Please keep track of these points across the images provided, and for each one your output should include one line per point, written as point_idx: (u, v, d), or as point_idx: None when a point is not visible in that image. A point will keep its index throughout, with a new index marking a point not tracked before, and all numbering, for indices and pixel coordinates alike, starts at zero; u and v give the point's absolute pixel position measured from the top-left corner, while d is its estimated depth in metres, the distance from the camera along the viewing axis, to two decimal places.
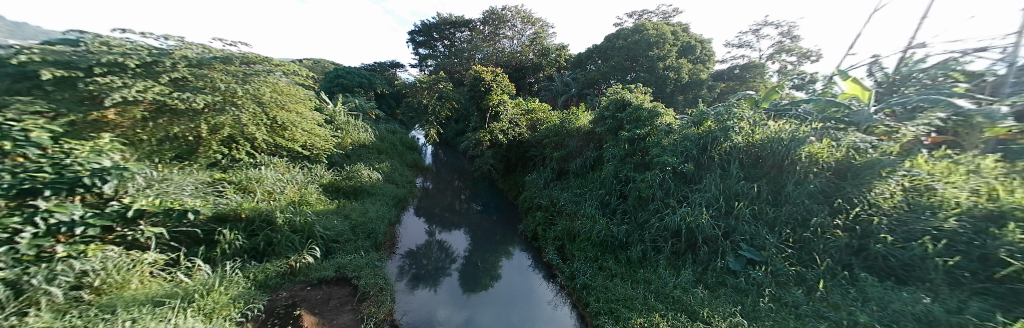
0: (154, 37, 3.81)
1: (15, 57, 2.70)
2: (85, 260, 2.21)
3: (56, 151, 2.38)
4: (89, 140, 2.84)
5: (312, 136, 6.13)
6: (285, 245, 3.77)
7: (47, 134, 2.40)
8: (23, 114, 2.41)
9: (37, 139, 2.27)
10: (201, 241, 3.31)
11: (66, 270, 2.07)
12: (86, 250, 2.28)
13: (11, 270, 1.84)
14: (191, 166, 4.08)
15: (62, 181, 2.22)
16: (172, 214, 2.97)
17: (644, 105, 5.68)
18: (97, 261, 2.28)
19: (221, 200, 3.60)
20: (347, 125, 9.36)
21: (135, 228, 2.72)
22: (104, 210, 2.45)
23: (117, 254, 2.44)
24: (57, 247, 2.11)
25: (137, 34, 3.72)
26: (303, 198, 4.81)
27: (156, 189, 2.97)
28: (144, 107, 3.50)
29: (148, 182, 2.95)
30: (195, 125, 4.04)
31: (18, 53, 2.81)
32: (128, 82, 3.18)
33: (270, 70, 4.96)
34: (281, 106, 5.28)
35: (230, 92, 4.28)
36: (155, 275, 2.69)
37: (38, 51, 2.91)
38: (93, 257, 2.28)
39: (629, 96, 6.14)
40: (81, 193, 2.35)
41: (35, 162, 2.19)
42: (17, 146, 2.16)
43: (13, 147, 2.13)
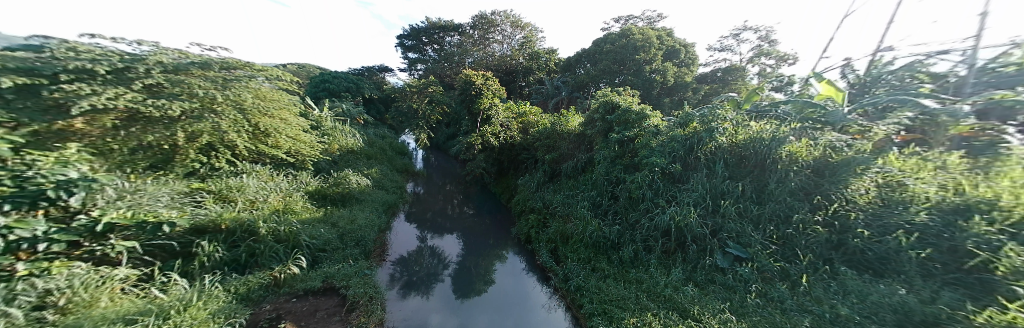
0: (127, 42, 3.65)
1: None
2: (48, 279, 2.08)
3: (17, 163, 2.24)
4: (54, 150, 2.70)
5: (297, 142, 5.96)
6: (269, 256, 3.64)
7: (7, 145, 2.25)
8: None
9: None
10: (177, 253, 3.16)
11: (28, 289, 1.94)
12: (50, 267, 2.15)
13: None
14: (167, 176, 3.91)
15: (23, 195, 2.09)
16: (146, 227, 2.85)
17: (632, 107, 5.78)
18: (62, 280, 2.14)
19: (200, 210, 3.45)
20: (334, 131, 9.17)
21: (105, 242, 2.58)
22: (70, 225, 2.34)
23: (84, 271, 2.31)
24: (17, 265, 1.98)
25: (108, 39, 3.57)
26: (288, 207, 4.67)
27: (130, 200, 2.84)
28: (116, 115, 3.35)
29: (121, 193, 2.82)
30: (172, 133, 3.89)
31: None
32: (99, 89, 3.05)
33: (252, 75, 4.83)
34: (264, 112, 5.16)
35: (209, 98, 4.16)
36: (126, 292, 2.55)
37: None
38: (57, 275, 2.15)
39: (617, 98, 6.26)
40: (44, 207, 2.23)
41: None
42: None
43: None
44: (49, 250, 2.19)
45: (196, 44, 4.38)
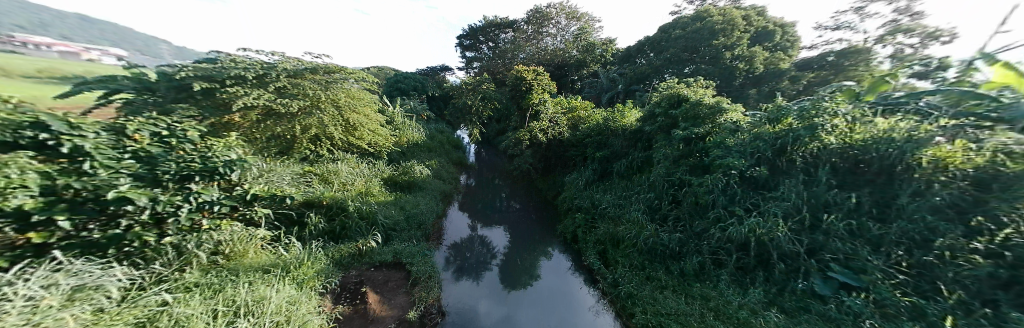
0: (265, 53, 4.63)
1: (177, 74, 3.60)
2: (219, 232, 2.85)
3: (202, 146, 3.06)
4: (222, 137, 3.61)
5: (376, 135, 6.76)
6: (355, 230, 4.28)
7: (196, 133, 3.10)
8: (181, 117, 3.34)
9: (190, 137, 2.97)
10: (294, 221, 3.95)
11: (206, 239, 2.74)
12: (221, 223, 2.93)
13: (176, 237, 2.58)
14: (289, 159, 4.86)
15: (204, 169, 2.85)
16: (276, 199, 3.60)
17: (706, 100, 5.18)
18: (228, 235, 2.93)
19: (308, 190, 4.26)
20: (404, 125, 10.23)
21: (251, 208, 3.35)
22: (232, 193, 3.12)
23: (239, 228, 3.06)
24: (202, 221, 2.81)
25: (254, 51, 4.58)
26: (368, 190, 5.35)
27: (265, 177, 3.65)
28: (256, 111, 4.34)
29: (260, 171, 3.65)
30: (292, 126, 4.82)
31: (180, 70, 3.76)
32: (249, 92, 3.96)
33: (346, 77, 5.60)
34: (353, 109, 5.97)
35: (316, 97, 5.02)
36: (264, 247, 3.30)
37: (192, 69, 3.81)
38: (224, 230, 2.90)
39: (685, 90, 5.71)
40: (218, 179, 3.01)
41: (190, 155, 2.86)
42: (180, 142, 2.90)
43: (177, 143, 2.86)
44: (221, 213, 3.01)
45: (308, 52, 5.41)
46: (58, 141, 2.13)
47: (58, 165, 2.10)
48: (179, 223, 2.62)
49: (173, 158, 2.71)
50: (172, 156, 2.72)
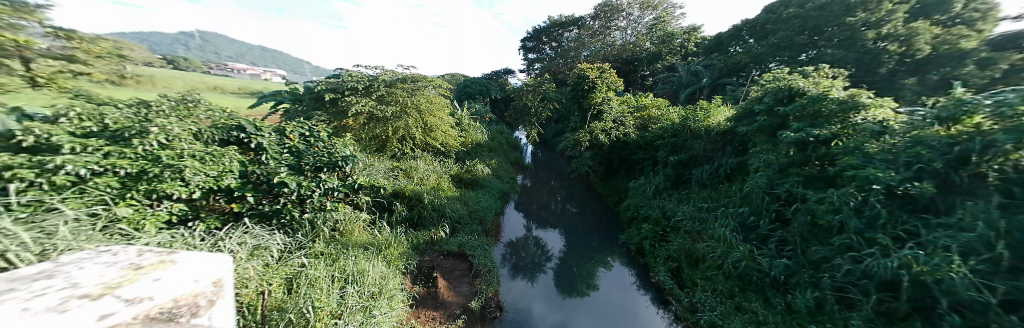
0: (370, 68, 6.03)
1: (315, 86, 5.56)
2: (338, 212, 3.70)
3: (327, 144, 4.05)
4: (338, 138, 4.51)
5: (447, 136, 7.44)
6: (429, 220, 4.80)
7: (324, 134, 4.13)
8: (314, 124, 4.38)
9: (320, 138, 4.05)
10: (386, 209, 4.63)
11: (328, 217, 3.59)
12: (338, 205, 3.76)
13: (311, 213, 3.49)
14: (384, 156, 5.97)
15: (327, 162, 3.74)
16: (375, 190, 4.31)
17: (832, 93, 3.80)
18: (339, 216, 3.69)
19: (396, 182, 5.02)
20: (470, 127, 10.96)
21: (357, 195, 4.13)
22: (346, 182, 3.94)
23: (349, 211, 3.82)
24: (326, 203, 3.66)
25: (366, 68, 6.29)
26: (439, 185, 5.88)
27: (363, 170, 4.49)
28: (363, 116, 5.76)
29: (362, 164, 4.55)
30: (387, 128, 5.97)
31: (318, 84, 5.70)
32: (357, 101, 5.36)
33: (427, 85, 6.43)
34: (430, 113, 6.66)
35: (405, 103, 6.04)
36: (366, 228, 3.99)
37: (326, 83, 5.69)
38: (339, 211, 3.71)
39: (805, 79, 4.36)
40: (335, 171, 3.87)
41: (323, 151, 3.83)
42: (315, 142, 3.94)
43: (315, 143, 3.93)
44: (338, 197, 3.84)
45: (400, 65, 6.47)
46: (251, 138, 3.50)
47: (248, 157, 3.37)
48: (313, 204, 3.55)
49: (312, 152, 3.76)
50: (315, 152, 3.76)
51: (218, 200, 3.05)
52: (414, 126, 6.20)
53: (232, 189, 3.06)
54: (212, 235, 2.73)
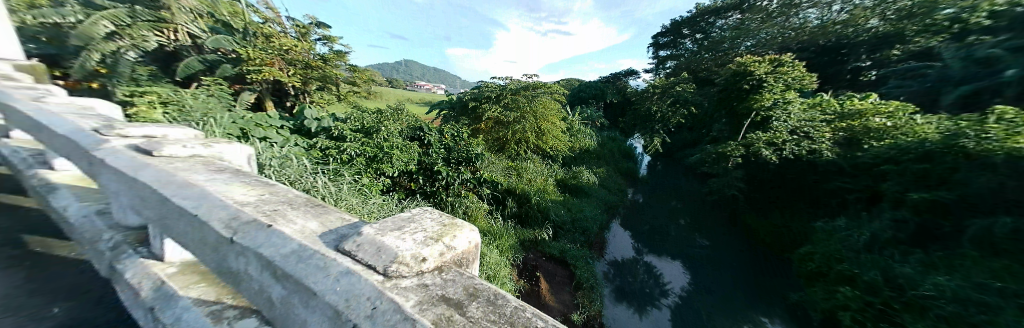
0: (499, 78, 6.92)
1: (462, 95, 7.02)
2: (469, 200, 4.33)
3: (464, 143, 4.88)
4: (470, 138, 5.26)
5: (558, 140, 7.50)
6: (534, 220, 5.03)
7: (461, 135, 5.02)
8: (454, 126, 5.28)
9: (461, 138, 4.94)
10: (501, 201, 5.15)
11: (462, 202, 4.25)
12: (467, 194, 4.39)
13: (454, 197, 4.23)
14: (501, 155, 6.64)
15: (465, 155, 4.53)
16: (494, 185, 4.83)
17: None
18: (470, 204, 4.31)
19: (510, 181, 5.49)
20: (579, 132, 10.80)
21: (480, 188, 4.72)
22: (476, 175, 4.61)
23: (475, 202, 4.41)
24: (460, 190, 4.34)
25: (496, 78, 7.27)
26: (545, 188, 6.01)
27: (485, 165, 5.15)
28: (490, 121, 6.67)
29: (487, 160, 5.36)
30: (506, 131, 6.64)
31: (464, 94, 7.12)
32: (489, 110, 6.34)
33: (544, 91, 6.82)
34: (544, 118, 6.98)
35: (524, 109, 6.58)
36: (488, 218, 4.53)
37: (470, 92, 7.01)
38: (468, 198, 4.34)
39: None
40: (469, 165, 4.62)
41: (462, 149, 4.65)
42: (455, 139, 4.89)
43: (457, 140, 4.85)
44: (468, 185, 4.54)
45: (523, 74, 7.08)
46: (422, 135, 4.66)
47: (415, 146, 4.35)
48: (453, 191, 4.26)
49: (457, 149, 4.63)
50: (459, 149, 4.63)
51: (401, 181, 4.10)
52: (529, 129, 6.65)
53: (412, 171, 4.13)
54: (402, 204, 3.76)
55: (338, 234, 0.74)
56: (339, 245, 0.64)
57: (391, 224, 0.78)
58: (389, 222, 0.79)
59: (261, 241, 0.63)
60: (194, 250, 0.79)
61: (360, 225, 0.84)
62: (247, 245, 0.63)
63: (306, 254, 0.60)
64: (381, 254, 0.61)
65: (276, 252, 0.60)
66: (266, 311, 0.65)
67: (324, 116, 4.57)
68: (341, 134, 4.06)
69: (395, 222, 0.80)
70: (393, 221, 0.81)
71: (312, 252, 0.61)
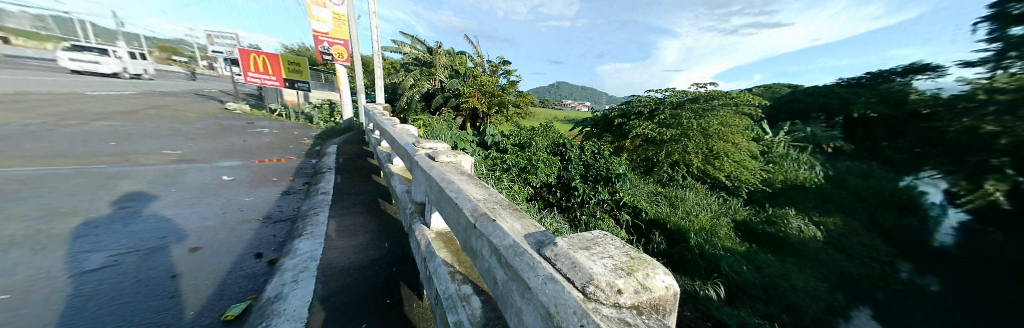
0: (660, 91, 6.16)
1: (608, 112, 6.69)
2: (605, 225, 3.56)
3: (607, 162, 4.58)
4: (613, 158, 4.85)
5: (741, 166, 5.58)
6: (693, 269, 3.50)
7: (604, 155, 4.75)
8: (597, 144, 5.10)
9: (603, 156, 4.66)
10: (645, 235, 3.94)
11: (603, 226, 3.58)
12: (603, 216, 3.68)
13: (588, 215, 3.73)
14: (650, 179, 5.61)
15: (602, 173, 4.31)
16: (638, 214, 3.99)
17: None
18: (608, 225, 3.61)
19: (659, 210, 4.36)
20: (786, 158, 7.20)
21: (619, 213, 3.98)
22: (614, 197, 4.06)
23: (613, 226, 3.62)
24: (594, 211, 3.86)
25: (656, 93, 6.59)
26: (713, 229, 4.33)
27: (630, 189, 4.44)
28: (641, 139, 5.92)
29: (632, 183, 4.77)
30: (660, 151, 5.67)
31: (610, 110, 6.74)
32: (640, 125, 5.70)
33: (725, 103, 5.46)
34: (720, 137, 5.45)
35: (688, 126, 5.45)
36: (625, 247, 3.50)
37: (617, 108, 6.61)
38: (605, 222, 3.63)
39: None
40: (607, 187, 4.28)
41: (603, 168, 4.41)
42: (598, 156, 4.72)
43: (598, 159, 4.64)
44: (605, 208, 4.02)
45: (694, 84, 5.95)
46: (566, 151, 4.77)
47: (553, 160, 4.41)
48: (588, 208, 3.93)
49: (596, 166, 4.43)
50: (603, 167, 4.40)
51: (541, 193, 4.21)
52: (693, 151, 5.34)
53: (552, 184, 4.18)
54: (540, 212, 3.75)
55: (538, 238, 1.01)
56: (542, 248, 0.87)
57: (580, 240, 0.89)
58: (579, 237, 0.90)
59: (493, 232, 1.07)
60: (458, 231, 1.49)
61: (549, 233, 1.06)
62: (487, 234, 1.11)
63: (519, 250, 0.91)
64: (576, 269, 0.71)
65: (503, 242, 1.00)
66: (491, 279, 1.11)
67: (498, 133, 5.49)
68: (505, 147, 4.92)
69: (585, 239, 0.89)
70: (584, 238, 0.91)
71: (523, 250, 0.89)
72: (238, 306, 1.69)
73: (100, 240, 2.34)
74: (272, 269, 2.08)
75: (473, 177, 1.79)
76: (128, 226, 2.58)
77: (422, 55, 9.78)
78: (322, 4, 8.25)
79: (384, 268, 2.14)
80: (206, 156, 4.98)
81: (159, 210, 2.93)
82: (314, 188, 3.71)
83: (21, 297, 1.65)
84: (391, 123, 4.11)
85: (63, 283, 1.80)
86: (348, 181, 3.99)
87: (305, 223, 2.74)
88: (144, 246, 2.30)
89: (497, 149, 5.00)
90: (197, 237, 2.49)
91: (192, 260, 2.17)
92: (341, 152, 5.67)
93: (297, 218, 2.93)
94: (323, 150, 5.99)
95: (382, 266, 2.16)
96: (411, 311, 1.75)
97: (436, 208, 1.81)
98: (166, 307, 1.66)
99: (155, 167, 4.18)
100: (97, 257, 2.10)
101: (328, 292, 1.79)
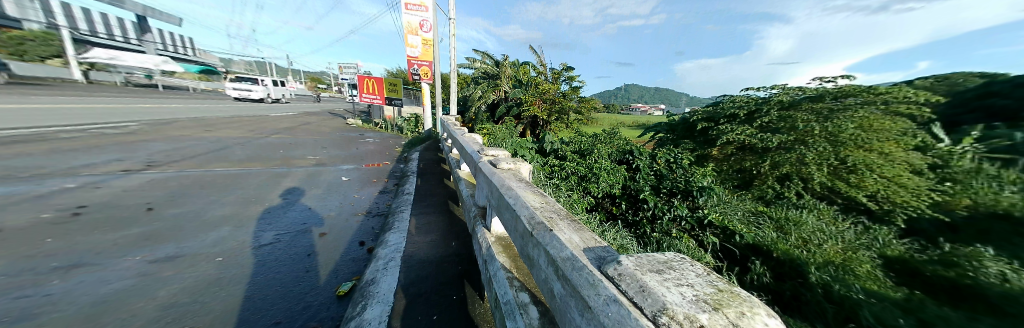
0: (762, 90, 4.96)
1: (690, 116, 5.71)
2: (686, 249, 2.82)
3: (690, 172, 3.87)
4: (700, 169, 4.00)
5: (903, 180, 3.54)
6: (814, 315, 2.29)
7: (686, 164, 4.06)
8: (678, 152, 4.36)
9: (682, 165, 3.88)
10: (742, 264, 2.93)
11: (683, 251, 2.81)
12: (683, 238, 3.04)
13: (662, 236, 3.19)
14: (745, 195, 4.21)
15: (678, 183, 3.59)
16: (730, 235, 3.04)
17: None
18: (688, 246, 2.93)
19: (761, 233, 3.11)
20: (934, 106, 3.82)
21: (703, 234, 3.08)
22: (695, 214, 3.22)
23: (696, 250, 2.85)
24: (669, 230, 3.23)
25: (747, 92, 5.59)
26: (849, 265, 2.67)
27: (723, 206, 3.47)
28: (734, 146, 4.71)
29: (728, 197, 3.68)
30: (762, 161, 4.31)
31: (693, 113, 5.80)
32: (733, 130, 4.62)
33: (868, 101, 3.98)
34: (861, 144, 3.78)
35: (806, 131, 4.10)
36: None
37: (701, 112, 5.58)
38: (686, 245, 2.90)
39: None
40: (684, 201, 3.44)
41: (681, 176, 3.73)
42: (678, 162, 4.09)
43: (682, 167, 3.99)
44: (685, 228, 3.22)
45: (815, 79, 4.56)
46: (635, 160, 4.29)
47: (620, 170, 4.08)
48: (661, 226, 3.31)
49: (671, 177, 3.75)
50: (686, 175, 3.72)
51: (609, 202, 3.92)
52: (822, 161, 3.84)
53: (615, 195, 3.86)
54: (605, 224, 3.46)
55: (599, 253, 0.89)
56: (603, 265, 0.77)
57: (650, 262, 0.77)
58: (647, 258, 0.78)
59: (550, 241, 1.01)
60: (516, 237, 1.45)
61: (613, 250, 0.93)
62: (544, 244, 1.04)
63: (578, 264, 0.83)
64: (647, 298, 0.61)
65: (560, 253, 0.93)
66: (548, 292, 1.03)
67: (557, 140, 5.44)
68: (564, 155, 4.77)
69: (656, 262, 0.77)
70: (654, 260, 0.79)
71: (582, 264, 0.81)
72: (347, 284, 2.04)
73: (273, 221, 3.09)
74: (370, 256, 2.43)
75: (531, 184, 1.76)
76: (287, 212, 3.35)
77: (489, 68, 10.40)
78: (415, 32, 9.63)
79: (453, 264, 2.24)
80: (334, 161, 6.22)
81: (307, 202, 3.75)
82: (401, 188, 4.25)
83: (231, 260, 2.28)
84: (462, 132, 4.41)
85: (251, 254, 2.41)
86: (426, 184, 4.44)
87: (400, 218, 3.12)
88: (295, 229, 2.95)
89: (556, 156, 4.90)
90: (333, 224, 3.13)
91: (327, 243, 2.70)
92: (421, 158, 6.37)
93: (388, 214, 3.38)
94: (408, 156, 6.86)
95: (449, 263, 2.25)
96: (475, 310, 1.72)
97: (495, 213, 1.83)
98: (308, 280, 2.09)
99: (299, 168, 5.35)
100: (268, 235, 2.76)
101: (409, 280, 1.99)
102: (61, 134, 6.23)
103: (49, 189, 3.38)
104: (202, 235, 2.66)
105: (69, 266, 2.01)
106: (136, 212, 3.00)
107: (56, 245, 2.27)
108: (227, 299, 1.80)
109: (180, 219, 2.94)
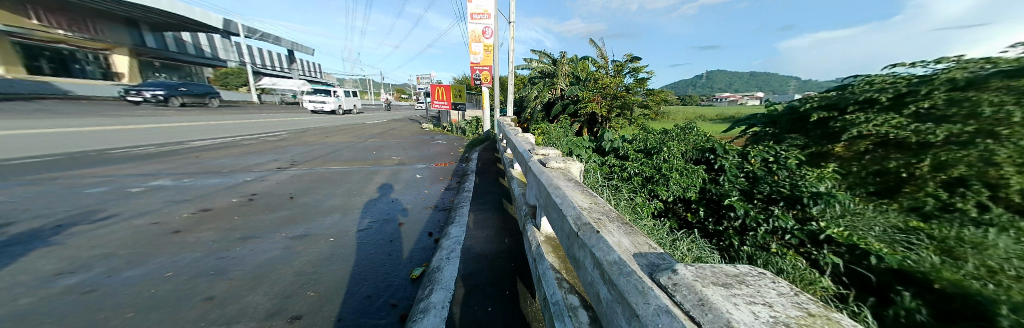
0: None
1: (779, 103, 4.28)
2: (793, 267, 2.15)
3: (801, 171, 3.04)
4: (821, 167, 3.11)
5: None
6: None
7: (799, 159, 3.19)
8: (794, 145, 3.50)
9: (788, 164, 3.10)
10: (882, 295, 1.97)
11: (792, 265, 2.18)
12: (787, 253, 2.40)
13: (753, 250, 2.61)
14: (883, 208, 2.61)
15: (780, 186, 2.90)
16: (862, 252, 2.12)
17: None
18: (794, 266, 2.18)
19: (917, 255, 1.99)
20: None
21: (819, 250, 2.35)
22: (803, 227, 2.51)
23: (807, 268, 2.17)
24: (770, 244, 2.62)
25: None
26: None
27: (852, 218, 2.47)
28: None
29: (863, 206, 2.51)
30: None
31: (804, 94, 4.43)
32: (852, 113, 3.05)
33: None
34: None
35: None
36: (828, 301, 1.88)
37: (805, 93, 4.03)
38: (793, 261, 2.26)
39: None
40: (797, 210, 2.73)
41: (783, 178, 3.01)
42: (785, 155, 3.24)
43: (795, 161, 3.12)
44: (792, 244, 2.54)
45: None
46: (717, 161, 3.70)
47: (696, 171, 3.56)
48: (755, 240, 2.72)
49: (772, 180, 3.04)
50: (796, 174, 2.95)
51: (684, 209, 3.56)
52: None
53: (691, 200, 3.49)
54: (677, 232, 3.07)
55: (652, 259, 0.76)
56: (654, 273, 0.66)
57: (715, 275, 0.61)
58: (713, 270, 0.63)
59: (596, 243, 0.93)
60: (563, 238, 1.38)
61: (671, 258, 0.78)
62: (590, 245, 0.96)
63: (626, 270, 0.73)
64: (706, 310, 0.49)
65: (606, 256, 0.84)
66: (594, 296, 0.95)
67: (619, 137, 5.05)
68: (627, 153, 4.42)
69: (723, 276, 0.61)
70: (722, 274, 0.63)
71: (630, 270, 0.71)
72: (419, 269, 2.26)
73: (371, 211, 3.66)
74: (437, 246, 2.65)
75: (581, 184, 1.67)
76: (378, 203, 3.92)
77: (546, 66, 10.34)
78: (478, 39, 10.18)
79: (506, 260, 2.28)
80: (412, 160, 7.03)
81: (395, 195, 4.30)
82: (462, 186, 4.54)
83: (340, 240, 2.77)
84: (515, 133, 4.48)
85: (353, 236, 2.87)
86: (485, 182, 4.65)
87: (462, 213, 3.33)
88: (383, 218, 3.42)
89: (616, 155, 4.61)
90: (413, 215, 3.52)
91: (408, 232, 3.05)
92: (481, 158, 6.71)
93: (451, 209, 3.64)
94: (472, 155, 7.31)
95: (502, 259, 2.29)
96: (527, 307, 1.71)
97: (544, 213, 1.78)
98: (390, 262, 2.39)
99: (386, 167, 6.21)
100: (364, 222, 3.27)
101: (468, 271, 2.10)
102: (242, 142, 8.57)
103: (236, 181, 4.66)
104: (321, 219, 3.31)
105: (246, 237, 2.75)
106: (282, 200, 3.91)
107: (239, 221, 3.12)
108: (337, 272, 2.19)
109: (306, 206, 3.72)
